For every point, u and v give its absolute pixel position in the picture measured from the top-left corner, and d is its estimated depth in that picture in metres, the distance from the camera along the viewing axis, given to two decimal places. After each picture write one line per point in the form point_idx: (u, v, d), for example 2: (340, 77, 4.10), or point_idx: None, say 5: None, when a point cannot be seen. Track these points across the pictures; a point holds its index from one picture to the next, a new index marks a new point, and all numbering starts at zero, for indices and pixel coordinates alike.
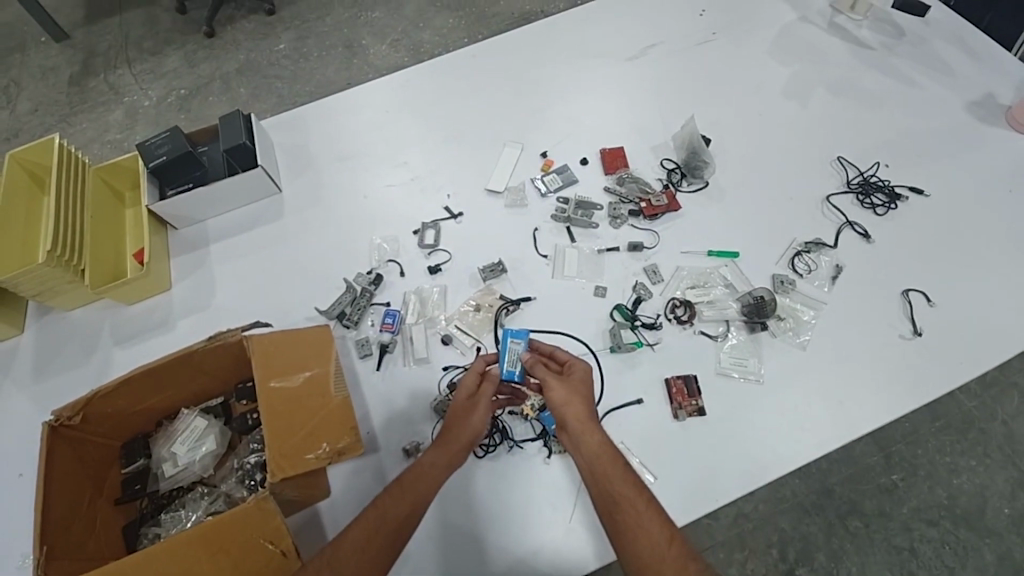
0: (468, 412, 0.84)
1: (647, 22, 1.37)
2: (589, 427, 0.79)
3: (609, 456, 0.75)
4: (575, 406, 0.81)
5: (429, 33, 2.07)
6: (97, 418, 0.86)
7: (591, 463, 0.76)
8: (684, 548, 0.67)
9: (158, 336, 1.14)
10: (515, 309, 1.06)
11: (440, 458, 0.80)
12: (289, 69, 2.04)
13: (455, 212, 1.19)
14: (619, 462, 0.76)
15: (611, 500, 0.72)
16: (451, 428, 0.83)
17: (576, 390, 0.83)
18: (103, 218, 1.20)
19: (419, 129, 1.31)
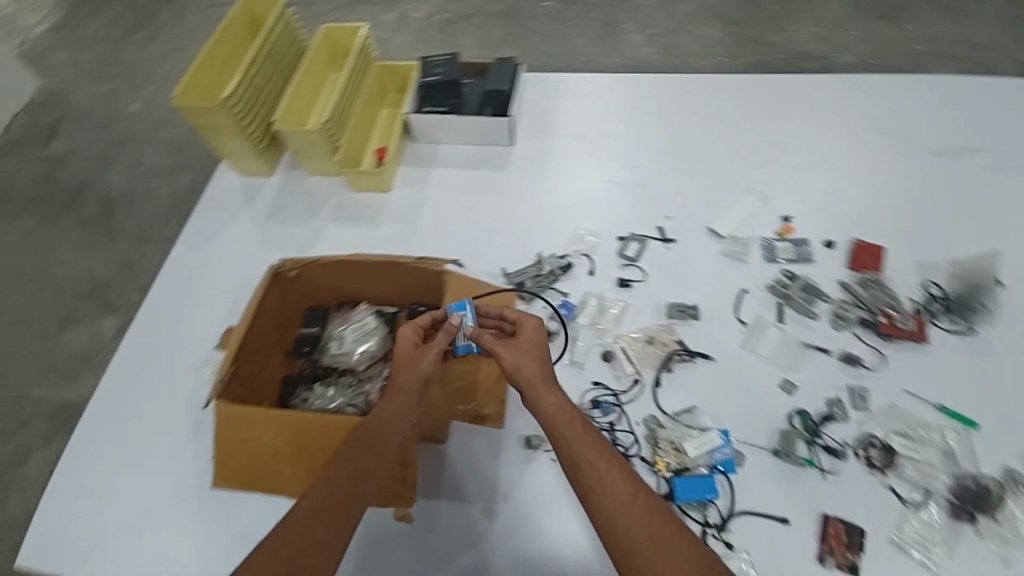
0: (409, 377, 0.83)
1: (966, 125, 1.19)
2: (544, 387, 0.80)
3: (567, 416, 0.77)
4: (528, 364, 0.82)
5: (690, 41, 1.96)
6: (305, 280, 1.00)
7: (552, 423, 0.77)
8: (657, 509, 0.68)
9: (365, 228, 1.26)
10: (687, 360, 0.98)
11: (386, 414, 0.80)
12: (545, 27, 2.07)
13: (667, 237, 1.13)
14: (578, 420, 0.77)
15: (580, 462, 0.73)
16: (397, 397, 0.82)
17: (524, 350, 0.84)
18: (365, 111, 1.35)
19: (662, 140, 1.28)
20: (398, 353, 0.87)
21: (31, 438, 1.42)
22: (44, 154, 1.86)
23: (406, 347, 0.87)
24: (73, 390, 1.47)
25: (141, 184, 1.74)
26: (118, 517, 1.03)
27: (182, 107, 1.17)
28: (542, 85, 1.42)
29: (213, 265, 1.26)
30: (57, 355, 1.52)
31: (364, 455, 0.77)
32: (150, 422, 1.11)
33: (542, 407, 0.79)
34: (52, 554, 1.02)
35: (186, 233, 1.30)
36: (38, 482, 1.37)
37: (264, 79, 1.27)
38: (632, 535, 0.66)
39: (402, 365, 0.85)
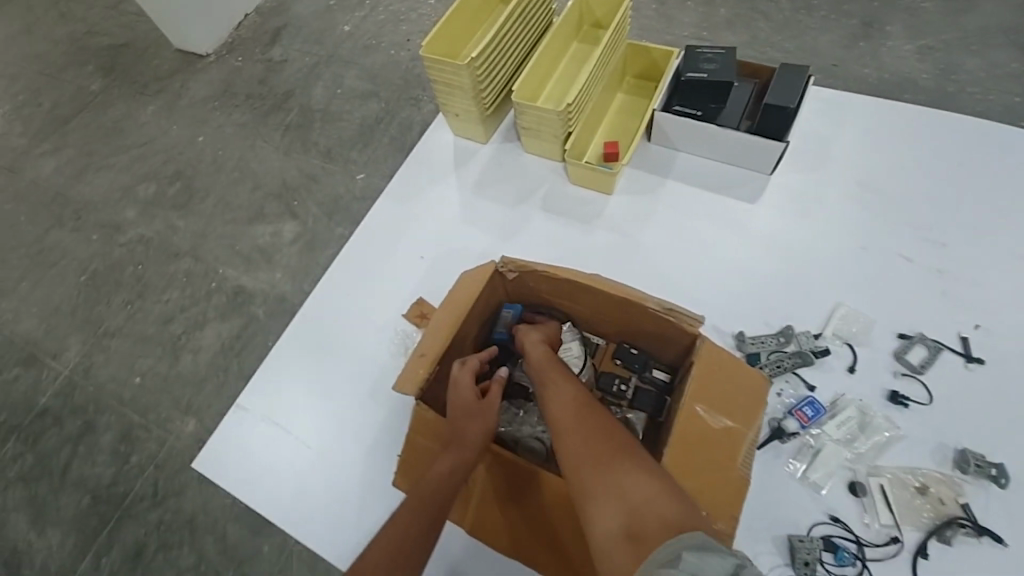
0: (476, 428, 0.76)
1: None
2: (528, 341, 0.83)
3: (543, 360, 0.80)
4: (534, 334, 0.84)
5: (976, 64, 1.37)
6: (520, 285, 0.90)
7: (530, 365, 0.81)
8: (593, 411, 0.71)
9: (575, 231, 1.12)
10: (974, 538, 0.74)
11: (449, 463, 0.73)
12: (779, 14, 1.51)
13: (971, 353, 0.85)
14: (555, 362, 0.79)
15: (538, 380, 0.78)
16: (457, 445, 0.74)
17: (541, 330, 0.86)
18: (603, 96, 1.18)
19: (976, 212, 0.98)
20: (455, 403, 0.79)
21: (210, 308, 1.37)
22: (264, 58, 1.71)
23: (463, 402, 0.78)
24: (250, 278, 1.39)
25: (338, 102, 1.58)
26: (288, 456, 1.04)
27: (427, 60, 1.08)
28: (827, 106, 1.12)
29: (410, 226, 1.20)
30: (243, 242, 1.43)
31: (428, 484, 0.73)
32: (330, 371, 1.09)
33: (528, 354, 0.82)
34: (227, 468, 1.05)
35: (394, 184, 1.25)
36: (211, 350, 1.33)
37: (510, 41, 1.14)
38: (567, 430, 0.69)
39: (463, 415, 0.77)
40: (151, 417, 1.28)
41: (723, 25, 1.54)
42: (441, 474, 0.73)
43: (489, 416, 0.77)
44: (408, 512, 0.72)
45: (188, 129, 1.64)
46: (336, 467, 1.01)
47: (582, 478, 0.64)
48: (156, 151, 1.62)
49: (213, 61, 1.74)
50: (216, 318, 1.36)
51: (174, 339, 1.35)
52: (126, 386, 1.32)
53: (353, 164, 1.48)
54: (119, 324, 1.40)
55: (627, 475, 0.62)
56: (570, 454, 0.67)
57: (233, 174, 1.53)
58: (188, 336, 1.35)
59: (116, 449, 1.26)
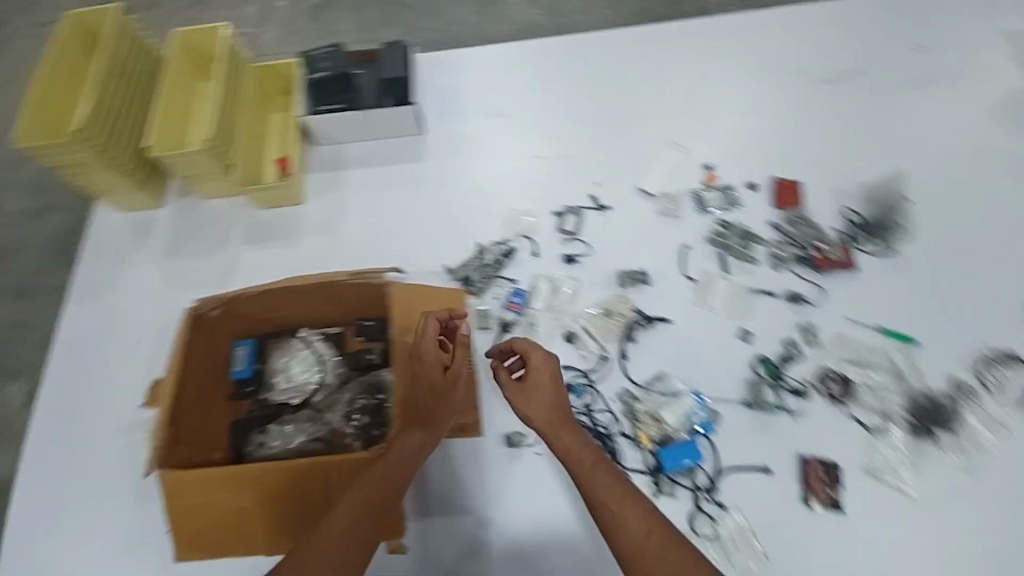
0: (447, 413, 0.77)
1: (848, 49, 1.23)
2: (566, 437, 0.81)
3: (594, 463, 0.78)
4: (549, 413, 0.81)
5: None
6: (233, 315, 0.86)
7: (574, 463, 0.79)
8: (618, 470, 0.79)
9: (282, 250, 1.13)
10: (647, 327, 0.97)
11: (418, 438, 0.76)
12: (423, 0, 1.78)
13: (600, 204, 1.13)
14: (603, 464, 0.79)
15: (552, 435, 0.81)
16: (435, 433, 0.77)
17: (545, 392, 0.82)
18: (253, 120, 1.19)
19: (573, 105, 1.27)
20: (422, 378, 0.76)
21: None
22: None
23: (432, 377, 0.76)
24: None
25: (9, 233, 1.41)
26: None
27: (30, 150, 0.99)
28: (440, 65, 1.33)
29: (118, 317, 1.09)
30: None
31: (399, 467, 0.74)
32: (90, 508, 0.97)
33: (534, 402, 0.82)
34: None
35: (77, 287, 1.12)
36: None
37: (122, 101, 1.09)
38: (609, 490, 0.75)
39: (427, 387, 0.76)
40: None
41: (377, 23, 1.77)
42: (406, 448, 0.75)
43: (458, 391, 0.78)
44: (375, 494, 0.73)
45: None
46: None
47: (635, 533, 0.72)
48: None
49: None
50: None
51: None
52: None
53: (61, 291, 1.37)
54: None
55: (678, 541, 0.72)
56: (619, 509, 0.74)
57: None
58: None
59: None
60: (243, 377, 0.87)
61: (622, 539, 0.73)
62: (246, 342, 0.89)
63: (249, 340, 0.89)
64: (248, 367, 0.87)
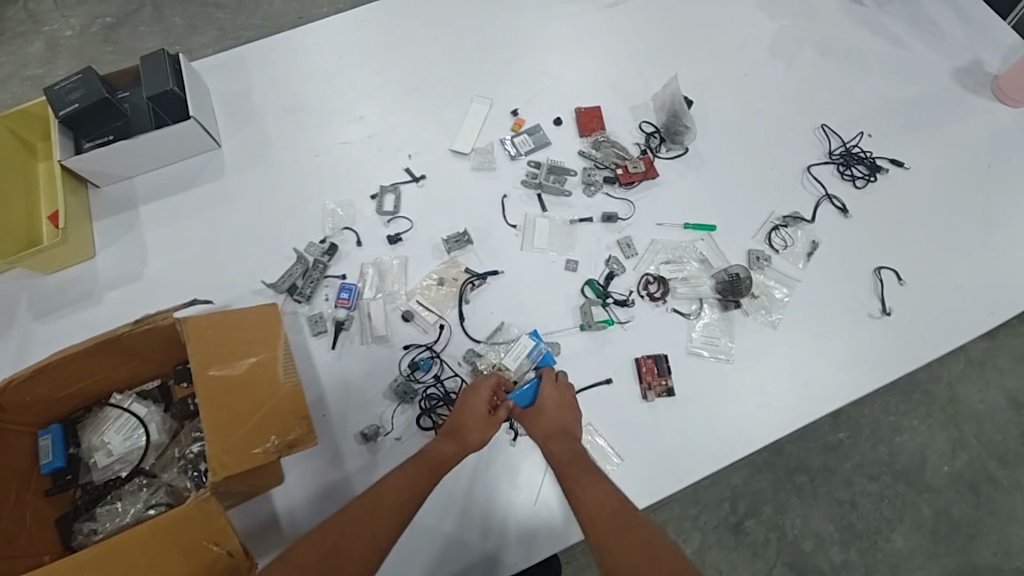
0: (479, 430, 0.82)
1: None
2: (560, 440, 0.81)
3: (578, 458, 0.78)
4: (553, 422, 0.83)
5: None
6: (16, 406, 0.77)
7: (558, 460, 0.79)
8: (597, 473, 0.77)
9: (83, 310, 1.03)
10: (481, 284, 0.99)
11: (450, 449, 0.80)
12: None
13: (416, 174, 1.11)
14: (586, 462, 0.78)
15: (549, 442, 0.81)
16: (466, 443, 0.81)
17: (550, 408, 0.84)
18: (7, 177, 1.05)
19: (373, 80, 1.21)
20: (467, 406, 0.83)
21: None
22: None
23: (478, 406, 0.83)
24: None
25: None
26: None
27: None
28: (222, 66, 1.22)
29: None
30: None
31: (434, 469, 0.78)
32: None
33: (536, 419, 0.83)
34: None
35: None
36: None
37: None
38: (586, 477, 0.75)
39: (467, 415, 0.83)
40: None
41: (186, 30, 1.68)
42: (436, 456, 0.80)
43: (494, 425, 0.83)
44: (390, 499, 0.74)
45: None
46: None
47: (598, 514, 0.71)
48: None
49: None
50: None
51: None
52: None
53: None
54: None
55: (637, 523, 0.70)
56: (583, 492, 0.73)
57: None
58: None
59: None
60: (54, 468, 0.81)
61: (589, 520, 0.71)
62: (54, 428, 0.82)
63: (56, 425, 0.82)
64: (59, 455, 0.81)
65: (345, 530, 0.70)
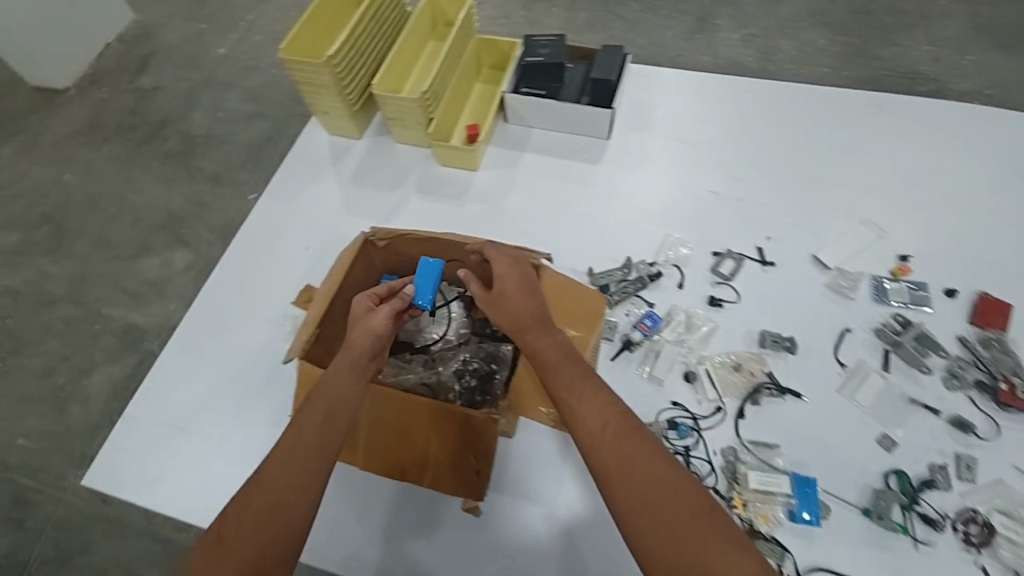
0: (362, 336, 0.78)
1: None
2: (534, 330, 0.74)
3: (562, 353, 0.72)
4: (520, 307, 0.75)
5: (789, 44, 1.80)
6: (394, 252, 0.99)
7: (536, 353, 0.72)
8: (585, 367, 0.71)
9: (449, 204, 1.24)
10: (777, 395, 0.91)
11: (344, 365, 0.76)
12: (632, 13, 1.92)
13: (766, 258, 1.07)
14: (572, 359, 0.71)
15: (522, 335, 0.74)
16: (348, 352, 0.77)
17: (505, 283, 0.77)
18: (460, 86, 1.32)
19: (766, 153, 1.22)
20: (354, 316, 0.82)
21: (97, 351, 1.50)
22: (132, 86, 1.92)
23: (360, 310, 0.82)
24: (140, 313, 1.53)
25: (220, 125, 1.80)
26: (188, 456, 1.04)
27: (287, 61, 1.18)
28: (645, 80, 1.35)
29: (298, 222, 1.26)
30: (130, 278, 1.58)
31: (323, 387, 0.74)
32: (221, 367, 1.11)
33: (498, 303, 0.76)
34: (127, 481, 1.03)
35: (274, 187, 1.31)
36: (101, 396, 1.45)
37: (366, 41, 1.27)
38: (571, 383, 0.68)
39: (355, 323, 0.81)
40: (43, 478, 1.36)
41: (585, 25, 1.92)
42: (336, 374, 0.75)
43: (377, 326, 0.79)
44: (311, 423, 0.70)
45: (103, 185, 1.73)
46: (246, 456, 1.02)
47: (592, 429, 0.64)
48: (52, 204, 1.72)
49: (89, 112, 1.88)
50: (107, 361, 1.48)
51: (61, 392, 1.46)
52: (62, 419, 1.42)
53: (244, 184, 1.69)
54: (58, 362, 1.50)
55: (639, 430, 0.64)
56: (579, 402, 0.67)
57: (112, 209, 1.68)
58: (135, 337, 1.50)
59: (9, 514, 1.33)
60: None
61: (586, 428, 0.65)
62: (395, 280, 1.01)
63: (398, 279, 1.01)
64: None
65: (257, 490, 0.65)
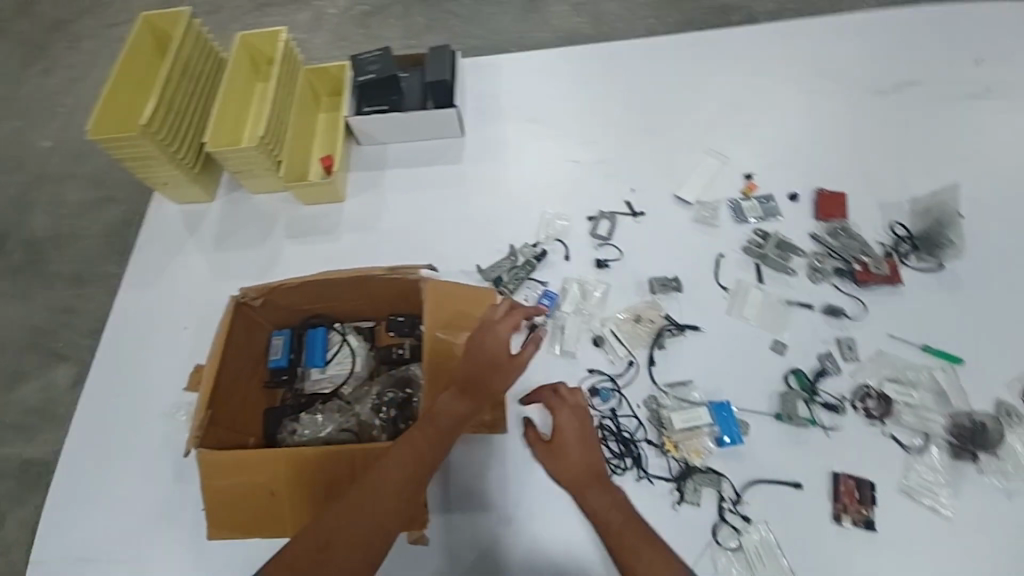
0: (490, 385, 0.76)
1: (896, 58, 1.21)
2: (603, 495, 0.73)
3: (630, 521, 0.70)
4: (580, 465, 0.74)
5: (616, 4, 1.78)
6: (272, 305, 0.91)
7: (604, 520, 0.71)
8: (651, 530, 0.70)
9: (323, 242, 1.18)
10: (678, 334, 0.97)
11: (457, 404, 0.75)
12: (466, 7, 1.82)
13: (636, 210, 1.12)
14: (640, 527, 0.70)
15: (585, 495, 0.73)
16: (466, 403, 0.75)
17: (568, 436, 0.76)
18: (302, 118, 1.24)
19: (610, 116, 1.26)
20: (480, 353, 0.76)
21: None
22: None
23: (496, 355, 0.75)
24: (34, 446, 1.32)
25: (70, 223, 1.54)
26: None
27: (99, 141, 1.07)
28: (483, 72, 1.36)
29: (166, 304, 1.15)
30: (9, 411, 1.36)
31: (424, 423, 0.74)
32: (122, 481, 1.00)
33: (558, 456, 0.75)
34: None
35: (129, 275, 1.19)
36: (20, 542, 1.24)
37: (185, 99, 1.17)
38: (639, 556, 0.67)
39: (480, 361, 0.75)
40: None
41: (425, 30, 1.81)
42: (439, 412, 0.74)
43: (506, 372, 0.76)
44: (403, 459, 0.70)
45: None
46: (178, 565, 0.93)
47: None
48: None
49: None
50: (14, 505, 1.28)
51: None
52: None
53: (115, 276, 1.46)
54: None
55: None
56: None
57: None
58: (38, 470, 1.30)
59: None
60: (277, 366, 0.92)
61: None
62: (288, 333, 0.94)
63: (289, 332, 0.94)
64: (285, 357, 0.92)
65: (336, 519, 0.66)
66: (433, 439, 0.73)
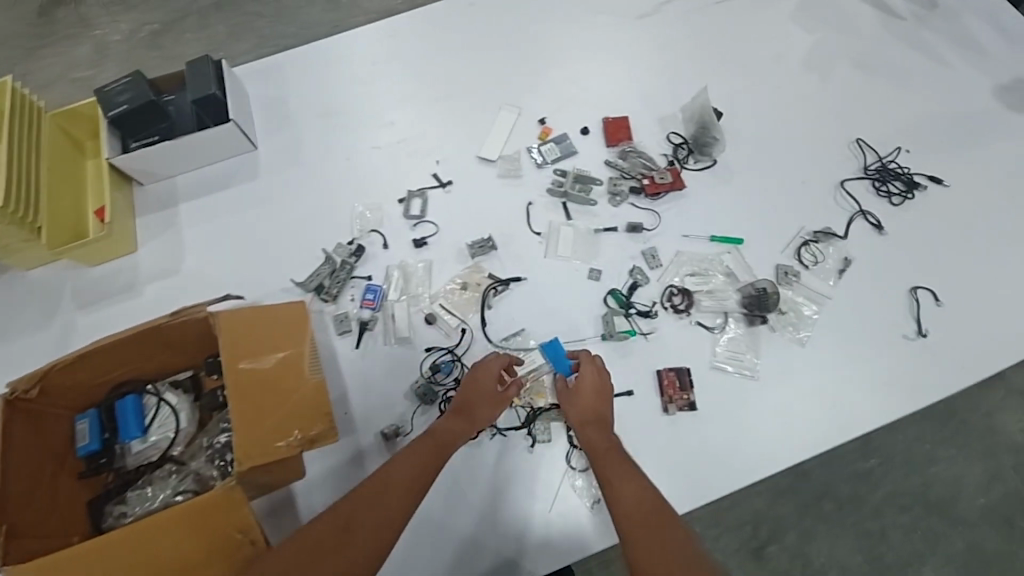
0: (479, 408, 0.84)
1: None
2: (598, 429, 0.81)
3: (612, 447, 0.78)
4: (587, 407, 0.82)
5: None
6: (58, 389, 0.82)
7: (593, 447, 0.79)
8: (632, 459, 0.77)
9: (126, 300, 1.09)
10: (504, 289, 1.00)
11: (454, 423, 0.82)
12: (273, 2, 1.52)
13: (443, 180, 1.12)
14: (619, 451, 0.78)
15: (582, 429, 0.81)
16: (463, 414, 0.83)
17: (585, 390, 0.84)
18: (59, 172, 1.10)
19: (401, 89, 1.22)
20: (477, 386, 0.85)
21: None
22: None
23: (485, 385, 0.85)
24: None
25: None
26: None
27: None
28: (261, 71, 1.24)
29: None
30: None
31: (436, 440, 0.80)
32: None
33: (573, 399, 0.84)
34: None
35: None
36: None
37: None
38: (617, 468, 0.75)
39: (475, 396, 0.84)
40: None
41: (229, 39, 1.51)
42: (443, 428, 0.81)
43: (494, 404, 0.85)
44: (409, 464, 0.76)
45: None
46: None
47: (630, 510, 0.70)
48: None
49: None
50: None
51: None
52: None
53: None
54: None
55: (669, 513, 0.70)
56: (623, 483, 0.73)
57: None
58: None
59: None
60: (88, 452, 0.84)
61: (618, 504, 0.71)
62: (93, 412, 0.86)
63: (94, 411, 0.86)
64: (93, 439, 0.84)
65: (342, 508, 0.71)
66: (448, 443, 0.80)
